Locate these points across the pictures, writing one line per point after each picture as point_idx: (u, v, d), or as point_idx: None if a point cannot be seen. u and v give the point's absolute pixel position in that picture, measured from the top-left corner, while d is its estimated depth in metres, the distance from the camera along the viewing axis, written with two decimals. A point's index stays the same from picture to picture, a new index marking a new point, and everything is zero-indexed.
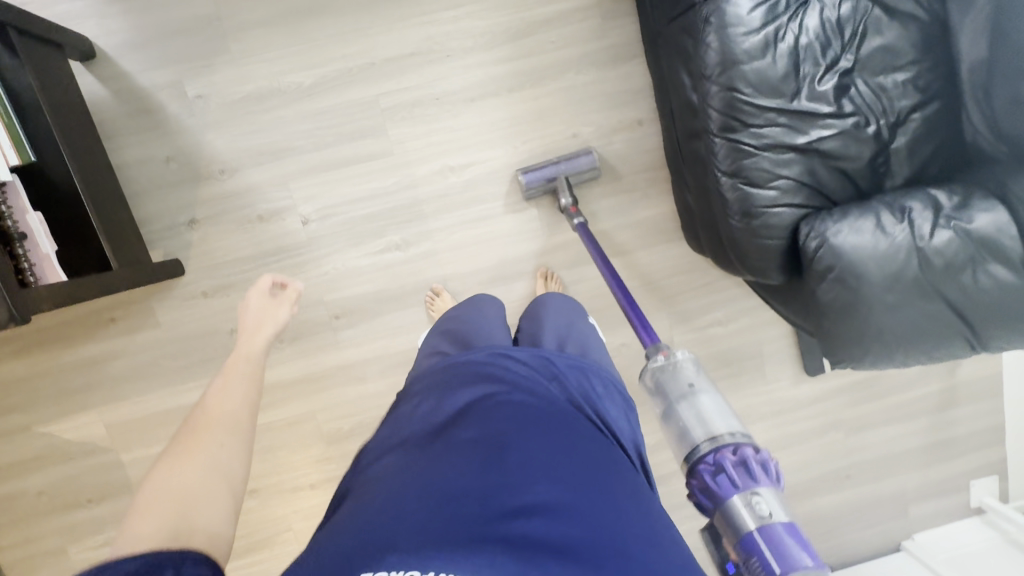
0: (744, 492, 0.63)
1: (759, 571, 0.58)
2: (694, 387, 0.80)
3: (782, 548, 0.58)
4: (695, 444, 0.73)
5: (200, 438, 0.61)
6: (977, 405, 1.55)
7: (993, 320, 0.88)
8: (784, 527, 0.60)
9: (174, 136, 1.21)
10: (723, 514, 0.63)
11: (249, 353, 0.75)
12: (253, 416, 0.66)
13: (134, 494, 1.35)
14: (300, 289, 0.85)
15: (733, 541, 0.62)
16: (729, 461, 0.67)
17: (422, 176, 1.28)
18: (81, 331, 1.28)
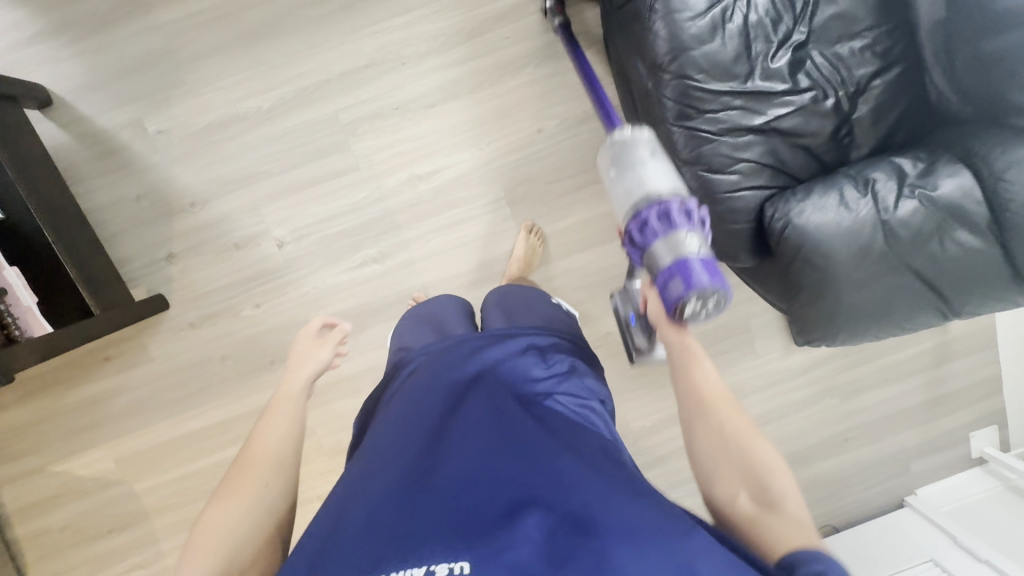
0: (679, 235, 0.73)
1: (673, 292, 0.70)
2: (652, 154, 0.83)
3: (693, 273, 0.69)
4: (639, 200, 0.79)
5: (245, 478, 0.68)
6: (971, 357, 1.55)
7: (964, 286, 0.87)
8: (699, 259, 0.71)
9: (142, 173, 1.22)
10: (655, 253, 0.74)
11: (293, 392, 0.77)
12: (295, 452, 0.72)
13: (151, 521, 1.40)
14: (346, 331, 0.83)
15: (660, 270, 0.73)
16: (673, 210, 0.75)
17: (390, 187, 1.27)
18: (80, 371, 1.32)
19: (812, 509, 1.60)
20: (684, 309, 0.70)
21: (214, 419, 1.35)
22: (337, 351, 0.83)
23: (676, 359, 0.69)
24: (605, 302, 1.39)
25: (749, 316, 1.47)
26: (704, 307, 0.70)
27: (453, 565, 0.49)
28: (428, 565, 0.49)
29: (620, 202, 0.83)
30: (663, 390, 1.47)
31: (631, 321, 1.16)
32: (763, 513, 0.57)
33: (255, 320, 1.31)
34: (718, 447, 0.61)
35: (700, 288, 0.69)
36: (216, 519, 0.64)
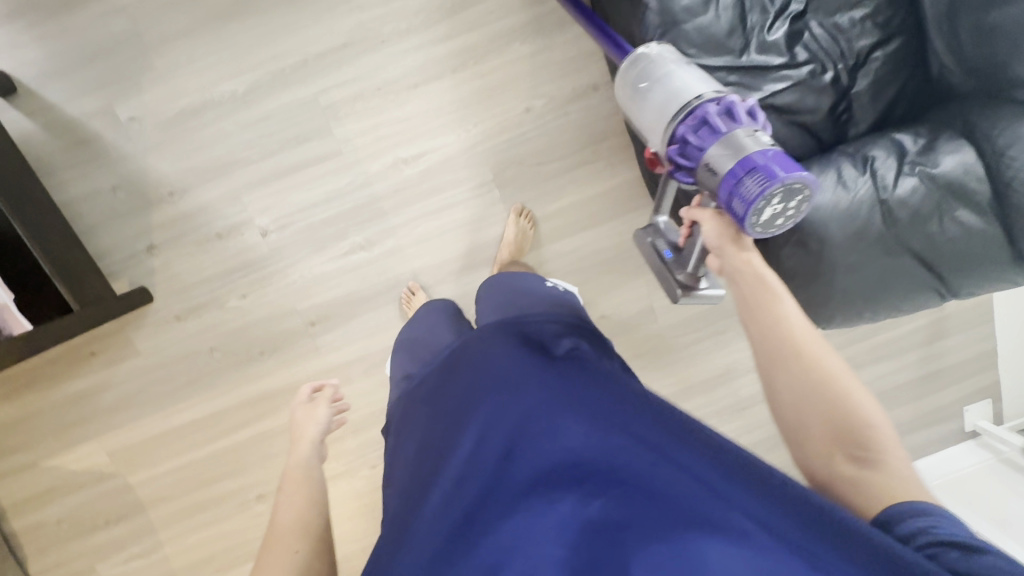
0: (748, 130, 0.72)
1: (756, 182, 0.66)
2: (688, 65, 0.84)
3: (774, 164, 0.67)
4: (697, 95, 0.77)
5: (268, 558, 0.60)
6: (967, 333, 1.54)
7: (964, 266, 0.84)
8: (775, 152, 0.69)
9: (115, 163, 1.17)
10: (723, 150, 0.71)
11: (301, 458, 0.75)
12: (318, 515, 0.66)
13: (150, 511, 1.41)
14: (337, 387, 0.87)
15: (736, 162, 0.69)
16: (736, 106, 0.74)
17: (374, 173, 1.23)
18: (65, 367, 1.29)
19: None
20: (763, 209, 0.68)
21: (205, 411, 1.35)
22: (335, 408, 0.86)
23: (754, 298, 0.66)
24: (597, 285, 1.37)
25: None
26: (783, 203, 0.68)
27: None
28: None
29: (665, 99, 0.80)
30: (657, 372, 1.46)
31: (670, 253, 1.06)
32: (862, 470, 0.54)
33: (241, 312, 1.29)
34: (803, 398, 0.59)
35: (784, 177, 0.66)
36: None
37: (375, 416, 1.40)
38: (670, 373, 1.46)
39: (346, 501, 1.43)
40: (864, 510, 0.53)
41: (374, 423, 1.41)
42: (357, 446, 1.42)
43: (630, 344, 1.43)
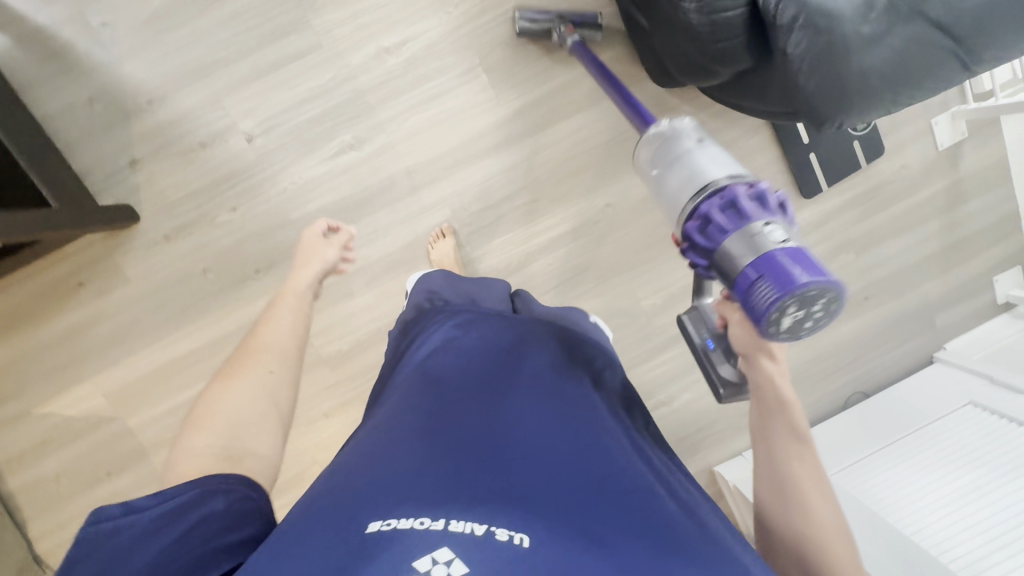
0: (752, 228, 0.66)
1: (765, 292, 0.62)
2: (700, 142, 0.80)
3: (791, 268, 0.62)
4: (711, 179, 0.74)
5: (248, 362, 0.72)
6: (986, 196, 1.48)
7: (983, 25, 0.81)
8: (792, 250, 0.64)
9: (91, 74, 1.14)
10: (730, 260, 0.67)
11: (298, 287, 0.87)
12: (298, 348, 0.77)
13: (153, 458, 1.33)
14: (350, 236, 0.97)
15: (742, 271, 0.65)
16: (743, 196, 0.69)
17: (358, 65, 1.20)
18: (52, 303, 1.23)
19: (840, 377, 1.56)
20: (780, 319, 0.62)
21: (203, 339, 1.28)
22: (342, 253, 0.96)
23: (773, 425, 0.65)
24: (598, 171, 1.32)
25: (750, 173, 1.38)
26: (808, 309, 0.62)
27: (515, 534, 0.48)
28: (492, 527, 0.48)
29: (679, 187, 0.78)
30: (671, 263, 1.40)
31: (711, 342, 0.77)
32: None
33: (232, 226, 1.24)
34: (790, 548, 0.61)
35: (800, 285, 0.60)
36: (227, 383, 0.68)
37: (381, 332, 1.33)
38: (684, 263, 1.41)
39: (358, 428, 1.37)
40: None
41: (382, 341, 1.34)
42: (365, 368, 1.35)
43: (640, 235, 1.37)
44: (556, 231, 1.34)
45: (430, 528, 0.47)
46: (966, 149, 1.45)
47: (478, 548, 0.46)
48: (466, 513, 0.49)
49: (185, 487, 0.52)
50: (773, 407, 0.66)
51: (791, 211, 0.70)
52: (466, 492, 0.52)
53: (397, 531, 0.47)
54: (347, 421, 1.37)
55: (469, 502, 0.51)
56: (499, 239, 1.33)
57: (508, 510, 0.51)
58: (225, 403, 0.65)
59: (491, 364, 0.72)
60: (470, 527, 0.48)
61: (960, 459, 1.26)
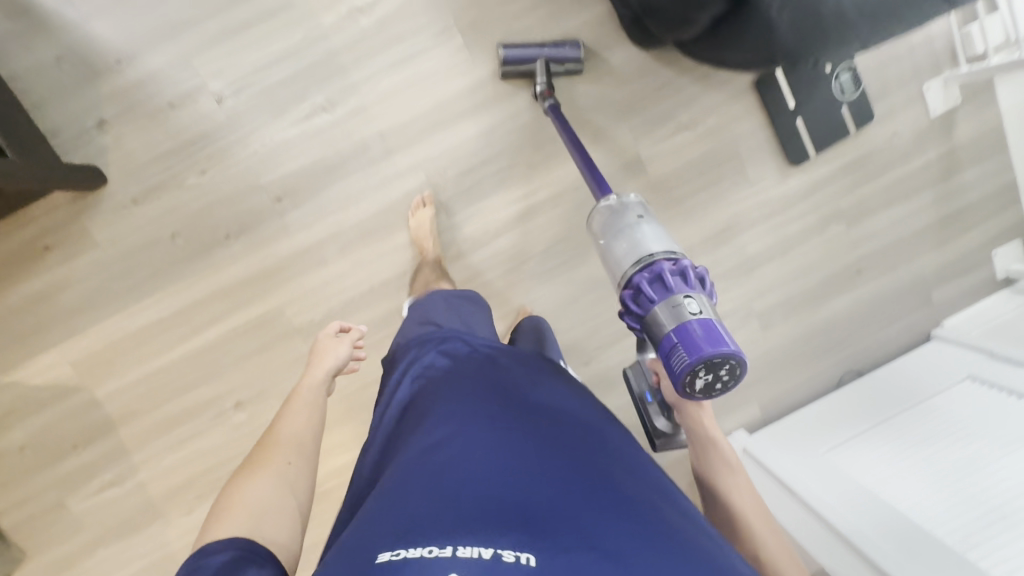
0: (674, 299, 0.72)
1: (680, 359, 0.69)
2: (641, 218, 0.82)
3: (703, 339, 0.68)
4: (647, 252, 0.77)
5: (269, 455, 0.74)
6: (983, 165, 1.44)
7: None
8: (707, 321, 0.70)
9: (59, 32, 1.12)
10: (655, 328, 0.73)
11: (312, 382, 0.88)
12: (314, 441, 0.79)
13: (120, 431, 1.30)
14: (362, 332, 0.98)
15: (662, 337, 0.72)
16: (667, 272, 0.74)
17: (330, 25, 1.18)
18: (18, 267, 1.21)
19: (834, 356, 1.50)
20: (692, 380, 0.70)
21: (172, 307, 1.25)
22: (354, 349, 0.97)
23: (705, 459, 0.75)
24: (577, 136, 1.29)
25: (735, 140, 1.35)
26: (716, 372, 0.70)
27: (519, 554, 0.51)
28: (498, 549, 0.51)
29: (619, 257, 0.80)
30: None
31: (649, 397, 0.93)
32: None
33: (201, 190, 1.21)
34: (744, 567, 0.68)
35: (710, 354, 0.67)
36: (247, 476, 0.70)
37: (355, 302, 1.29)
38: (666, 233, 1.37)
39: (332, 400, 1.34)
40: None
41: (355, 311, 1.30)
42: None
43: None
44: (533, 198, 1.30)
45: (439, 556, 0.50)
46: (960, 116, 1.40)
47: (486, 572, 0.49)
48: (470, 538, 0.52)
49: (225, 546, 0.57)
50: (706, 444, 0.76)
51: (709, 283, 0.76)
52: (470, 514, 0.55)
53: (408, 561, 0.49)
54: None
55: (474, 525, 0.53)
56: (475, 205, 1.29)
57: (510, 530, 0.53)
58: (248, 492, 0.67)
59: (485, 384, 0.74)
60: (475, 551, 0.51)
61: (959, 433, 1.20)
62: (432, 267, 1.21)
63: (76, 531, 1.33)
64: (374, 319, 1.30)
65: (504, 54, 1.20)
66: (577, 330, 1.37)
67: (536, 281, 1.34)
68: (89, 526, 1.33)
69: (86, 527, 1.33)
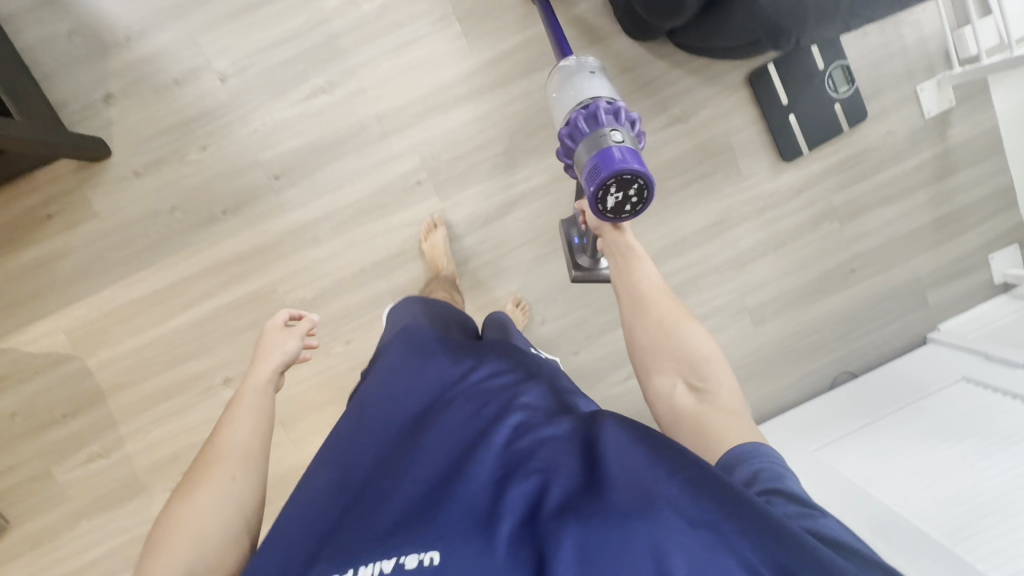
0: (603, 130, 0.83)
1: (594, 173, 0.79)
2: (592, 73, 0.94)
3: (617, 158, 0.79)
4: (591, 98, 0.90)
5: (209, 473, 0.65)
6: (978, 168, 1.43)
7: None
8: (625, 147, 0.81)
9: (72, 8, 1.17)
10: (580, 157, 0.85)
11: (257, 384, 0.77)
12: (262, 445, 0.70)
13: (109, 402, 1.31)
14: (314, 321, 0.85)
15: (586, 159, 0.83)
16: (602, 111, 0.86)
17: (332, 10, 1.22)
18: (19, 234, 1.23)
19: (827, 355, 1.48)
20: (604, 199, 0.80)
21: (167, 279, 1.27)
22: (305, 342, 0.85)
23: (625, 269, 0.79)
24: None
25: (728, 133, 1.36)
26: (626, 191, 0.80)
27: (423, 556, 0.49)
28: (399, 557, 0.49)
29: (568, 100, 0.93)
30: (642, 224, 1.38)
31: (577, 239, 1.23)
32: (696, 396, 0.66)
33: (201, 165, 1.24)
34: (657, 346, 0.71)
35: (619, 170, 0.78)
36: (185, 502, 0.62)
37: (347, 281, 1.31)
38: (657, 224, 1.38)
39: (319, 379, 1.34)
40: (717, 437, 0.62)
41: (347, 290, 1.31)
42: (329, 317, 1.32)
43: None
44: (526, 184, 1.32)
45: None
46: (955, 117, 1.41)
47: None
48: (375, 552, 0.51)
49: None
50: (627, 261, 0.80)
51: (637, 127, 0.87)
52: (381, 527, 0.53)
53: None
54: (309, 371, 1.34)
55: (382, 539, 0.52)
56: (468, 190, 1.31)
57: (416, 534, 0.51)
58: (185, 528, 0.59)
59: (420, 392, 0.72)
60: (379, 566, 0.49)
61: (950, 431, 1.17)
62: (450, 286, 1.23)
63: (60, 502, 1.33)
64: (365, 299, 1.32)
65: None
66: (567, 318, 1.37)
67: (527, 268, 1.34)
68: (73, 498, 1.33)
69: (70, 498, 1.33)
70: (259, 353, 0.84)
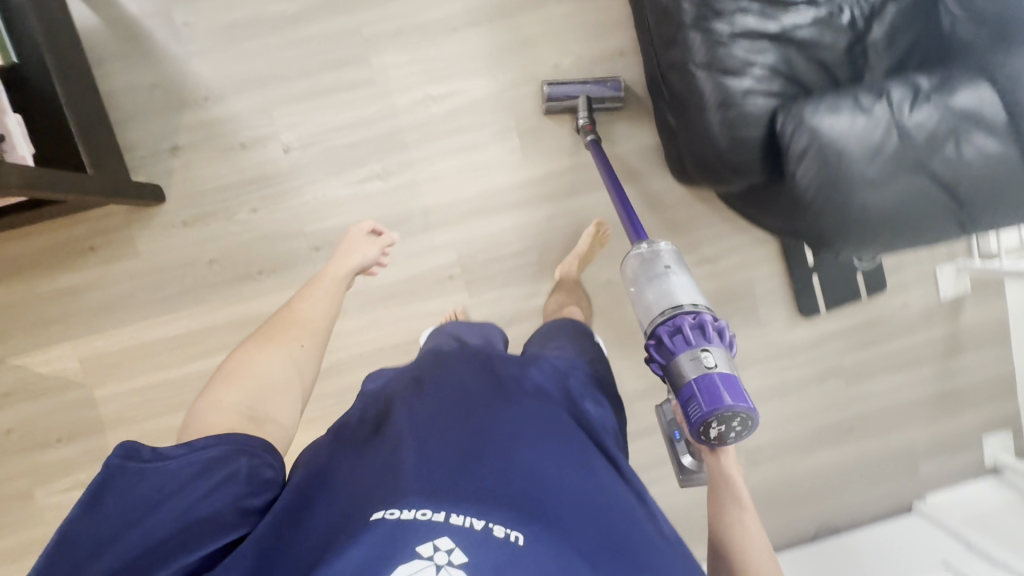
0: (694, 352, 0.82)
1: (696, 408, 0.79)
2: (669, 269, 0.94)
3: (714, 391, 0.79)
4: (676, 304, 0.89)
5: (281, 333, 0.79)
6: (984, 353, 1.48)
7: (984, 198, 0.84)
8: (721, 376, 0.80)
9: (161, 63, 1.23)
10: (675, 378, 0.83)
11: (331, 281, 0.92)
12: (324, 329, 0.83)
13: (106, 434, 1.31)
14: (393, 241, 1.03)
15: (681, 388, 0.82)
16: (688, 325, 0.85)
17: (403, 105, 1.28)
18: (58, 259, 1.26)
19: (813, 505, 1.50)
20: (708, 429, 0.79)
21: (190, 326, 1.30)
22: (381, 253, 1.03)
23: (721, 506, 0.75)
24: (607, 248, 1.35)
25: (753, 281, 1.41)
26: (728, 425, 0.78)
27: (509, 532, 0.55)
28: (491, 523, 0.55)
29: (652, 301, 0.92)
30: None
31: (677, 433, 0.96)
32: None
33: (248, 226, 1.28)
34: None
35: (722, 407, 0.77)
36: (259, 350, 0.76)
37: (363, 357, 1.34)
38: None
39: None
40: None
41: (360, 366, 1.34)
42: (339, 389, 1.34)
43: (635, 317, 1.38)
44: None
45: (431, 519, 0.54)
46: (968, 302, 1.46)
47: (477, 544, 0.53)
48: (464, 509, 0.56)
49: (217, 442, 0.61)
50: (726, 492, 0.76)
51: (728, 336, 0.85)
52: (466, 489, 0.58)
53: (401, 522, 0.54)
54: (307, 438, 1.35)
55: (468, 500, 0.57)
56: (498, 291, 1.35)
57: (499, 507, 0.57)
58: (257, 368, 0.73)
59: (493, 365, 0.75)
60: (469, 523, 0.55)
61: None
62: None
63: (34, 525, 1.32)
64: None
65: (547, 94, 1.27)
66: None
67: None
68: (47, 522, 1.32)
69: (45, 522, 1.32)
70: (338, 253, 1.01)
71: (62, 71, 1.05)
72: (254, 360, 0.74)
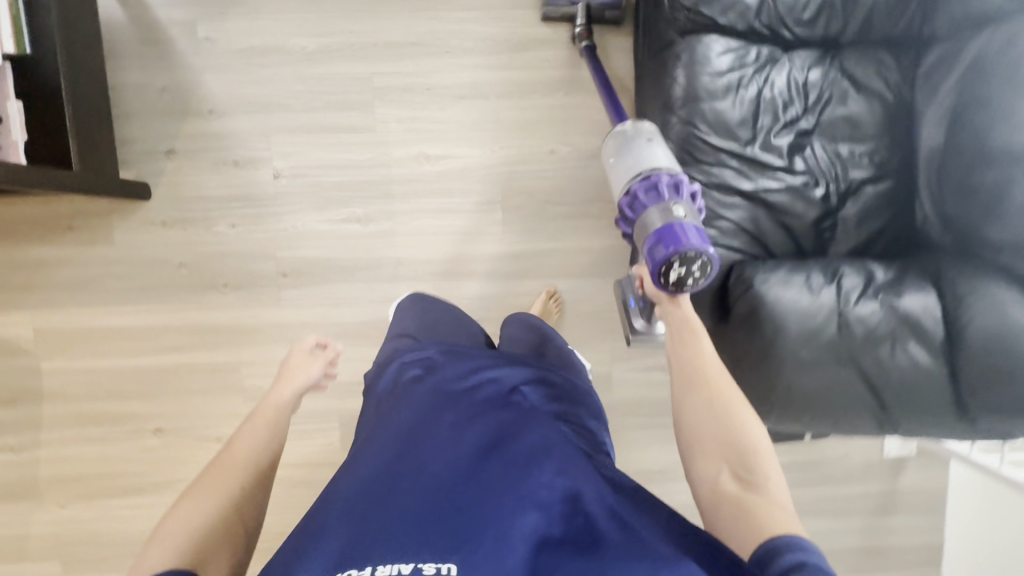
0: (666, 206, 0.83)
1: (660, 251, 0.80)
2: (650, 140, 0.92)
3: (681, 235, 0.80)
4: (654, 168, 0.88)
5: (224, 477, 0.68)
6: (917, 517, 1.47)
7: (908, 407, 0.85)
8: (690, 223, 0.82)
9: (175, 69, 1.27)
10: (643, 229, 0.85)
11: (279, 403, 0.83)
12: (274, 461, 0.74)
13: (43, 405, 1.34)
14: (339, 352, 0.97)
15: (648, 237, 0.83)
16: (661, 183, 0.85)
17: (396, 157, 1.31)
18: (36, 230, 1.30)
19: None
20: (669, 273, 0.81)
21: (146, 321, 1.32)
22: (325, 370, 0.96)
23: (682, 340, 0.77)
24: (565, 335, 1.36)
25: None
26: (690, 269, 0.81)
27: (440, 565, 0.51)
28: (417, 563, 0.51)
29: (628, 169, 0.90)
30: None
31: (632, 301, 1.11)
32: (743, 487, 0.61)
33: (223, 239, 1.31)
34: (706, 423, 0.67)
35: (688, 248, 0.79)
36: (197, 497, 0.64)
37: None
38: None
39: None
40: (758, 534, 0.56)
41: None
42: None
43: None
44: None
45: None
46: (910, 464, 1.46)
47: None
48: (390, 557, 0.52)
49: None
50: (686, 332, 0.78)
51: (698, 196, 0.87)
52: (390, 531, 0.54)
53: None
54: None
55: (397, 542, 0.53)
56: None
57: (430, 542, 0.53)
58: (192, 513, 0.62)
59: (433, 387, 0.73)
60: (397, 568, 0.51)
61: None
62: None
63: None
64: (314, 411, 1.36)
65: None
66: None
67: None
68: None
69: None
70: (282, 373, 0.92)
71: (72, 65, 1.09)
72: (193, 507, 0.63)
